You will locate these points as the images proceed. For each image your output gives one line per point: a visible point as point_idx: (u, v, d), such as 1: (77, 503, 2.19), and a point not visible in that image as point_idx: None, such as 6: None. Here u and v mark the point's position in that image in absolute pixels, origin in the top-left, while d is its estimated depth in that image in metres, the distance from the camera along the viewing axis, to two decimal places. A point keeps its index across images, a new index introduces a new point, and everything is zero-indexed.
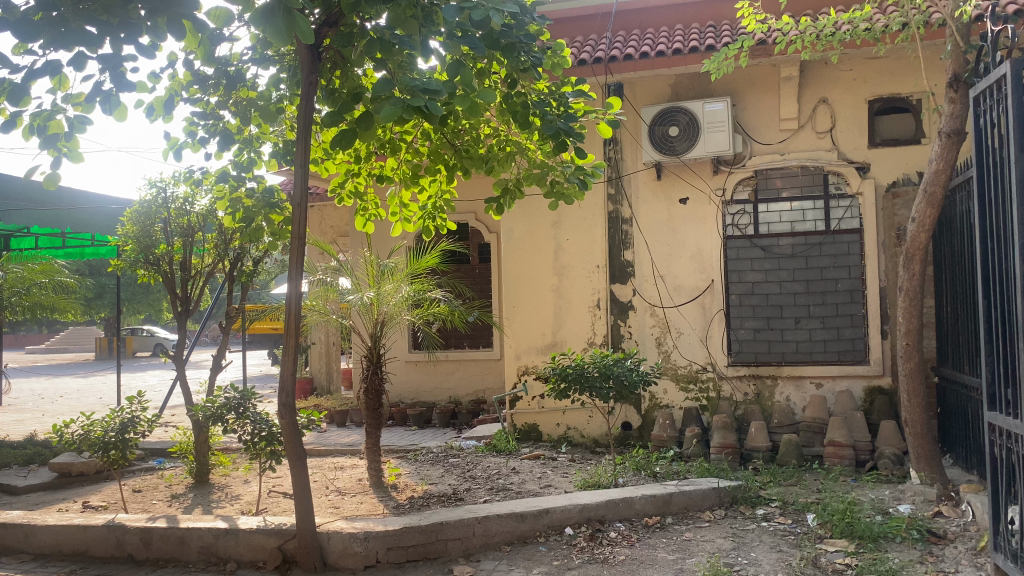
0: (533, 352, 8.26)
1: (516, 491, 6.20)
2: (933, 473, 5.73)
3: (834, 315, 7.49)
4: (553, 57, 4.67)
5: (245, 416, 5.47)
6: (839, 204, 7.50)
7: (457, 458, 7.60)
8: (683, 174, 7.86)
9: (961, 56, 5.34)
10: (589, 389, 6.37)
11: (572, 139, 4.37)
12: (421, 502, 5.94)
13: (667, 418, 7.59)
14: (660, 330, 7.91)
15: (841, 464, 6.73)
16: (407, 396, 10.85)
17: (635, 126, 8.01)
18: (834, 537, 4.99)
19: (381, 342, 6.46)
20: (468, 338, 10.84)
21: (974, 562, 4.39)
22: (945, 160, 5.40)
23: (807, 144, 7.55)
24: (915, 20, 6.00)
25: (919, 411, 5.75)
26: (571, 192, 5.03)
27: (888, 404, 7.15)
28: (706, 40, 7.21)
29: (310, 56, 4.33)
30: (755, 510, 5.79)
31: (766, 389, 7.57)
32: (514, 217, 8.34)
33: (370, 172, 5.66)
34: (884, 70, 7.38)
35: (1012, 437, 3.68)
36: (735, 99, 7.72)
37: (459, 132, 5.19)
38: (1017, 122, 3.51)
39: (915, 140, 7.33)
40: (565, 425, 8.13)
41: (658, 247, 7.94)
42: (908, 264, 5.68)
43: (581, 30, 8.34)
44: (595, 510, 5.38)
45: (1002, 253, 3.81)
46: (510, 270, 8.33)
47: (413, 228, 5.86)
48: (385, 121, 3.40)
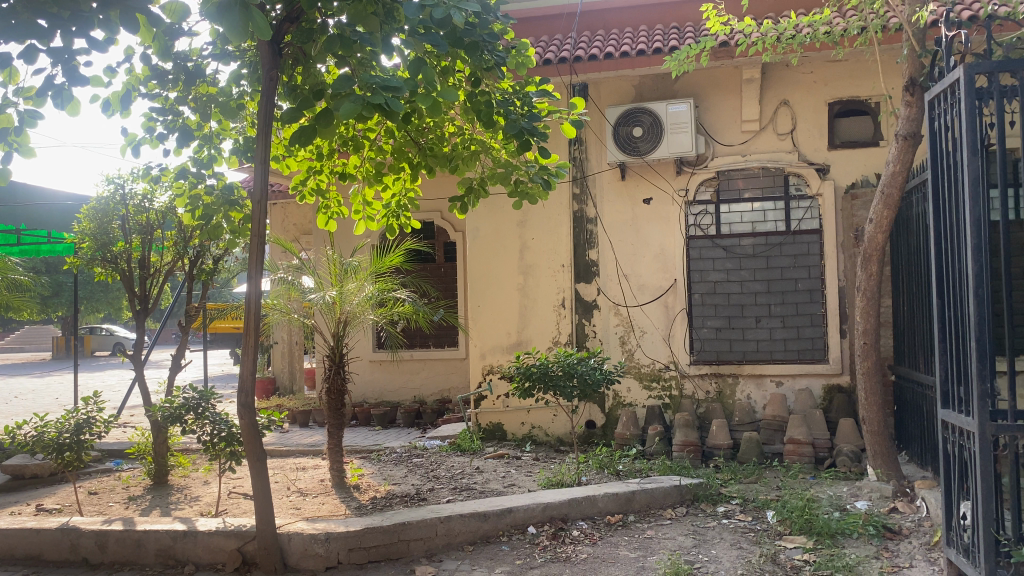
0: (498, 351, 8.25)
1: (480, 491, 6.19)
2: (889, 470, 5.84)
3: (794, 314, 7.58)
4: (517, 56, 4.66)
5: (204, 416, 5.39)
6: (800, 205, 7.60)
7: (421, 458, 7.57)
8: (646, 174, 7.91)
9: (916, 60, 5.43)
10: (553, 387, 6.39)
11: (536, 139, 4.37)
12: (384, 503, 5.91)
13: (631, 417, 7.63)
14: (624, 329, 7.97)
15: (801, 462, 6.83)
16: (371, 396, 10.77)
17: (599, 126, 8.04)
18: (793, 534, 5.06)
19: (343, 342, 6.40)
20: (433, 338, 10.81)
21: (928, 557, 4.47)
22: (902, 162, 5.50)
23: (768, 145, 7.64)
24: (873, 24, 6.10)
25: (876, 410, 5.85)
26: (535, 192, 5.02)
27: (846, 403, 7.27)
28: (669, 41, 7.26)
29: (272, 52, 4.28)
30: (716, 507, 5.85)
31: (728, 388, 7.65)
32: (478, 216, 8.33)
33: (332, 170, 5.61)
34: (843, 74, 7.50)
35: (964, 435, 3.75)
36: (698, 101, 7.79)
37: (423, 130, 5.16)
38: (970, 126, 3.59)
39: (873, 142, 7.45)
40: (529, 424, 8.14)
41: (622, 246, 7.98)
42: (866, 265, 5.77)
43: (546, 29, 8.35)
44: (558, 509, 5.40)
45: (956, 254, 3.88)
46: (475, 269, 8.31)
47: (376, 226, 5.82)
48: (345, 118, 3.37)
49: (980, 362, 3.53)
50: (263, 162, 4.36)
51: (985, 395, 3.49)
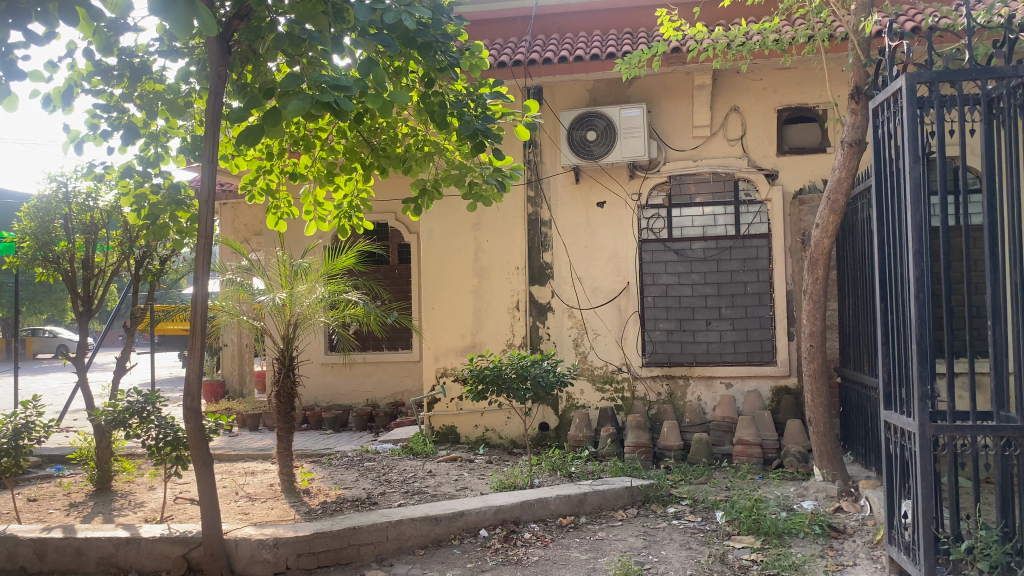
0: (452, 353, 8.22)
1: (432, 494, 6.15)
2: (834, 470, 5.96)
3: (743, 317, 7.70)
4: (470, 58, 4.64)
5: (149, 421, 5.26)
6: (749, 210, 7.72)
7: (372, 462, 7.50)
8: (600, 178, 7.96)
9: (861, 69, 5.56)
10: (506, 390, 6.38)
11: (489, 141, 4.37)
12: (334, 507, 5.84)
13: (583, 419, 7.67)
14: (577, 331, 8.01)
15: (749, 462, 6.93)
16: (323, 399, 10.64)
17: (554, 130, 8.06)
18: (741, 534, 5.13)
19: (294, 344, 6.31)
20: (387, 340, 10.74)
21: (871, 555, 4.57)
22: (847, 168, 5.61)
23: (718, 150, 7.75)
24: (820, 33, 6.22)
25: (822, 411, 5.95)
26: (489, 194, 5.01)
27: (794, 404, 7.40)
28: (622, 47, 7.31)
29: (220, 49, 4.21)
30: (667, 508, 5.90)
31: (679, 389, 7.74)
32: (432, 217, 8.29)
33: (283, 170, 5.53)
34: (791, 81, 7.63)
35: (905, 435, 3.84)
36: (651, 106, 7.87)
37: (376, 130, 5.12)
38: (912, 134, 3.67)
39: (820, 148, 7.60)
40: (482, 426, 8.12)
41: (576, 249, 8.02)
42: (813, 269, 5.88)
43: (501, 32, 8.34)
44: (510, 511, 5.40)
45: (899, 259, 3.97)
46: (429, 271, 8.27)
47: (328, 228, 5.75)
48: (293, 116, 3.33)
49: (920, 364, 3.62)
50: (210, 160, 4.28)
51: (925, 396, 3.58)
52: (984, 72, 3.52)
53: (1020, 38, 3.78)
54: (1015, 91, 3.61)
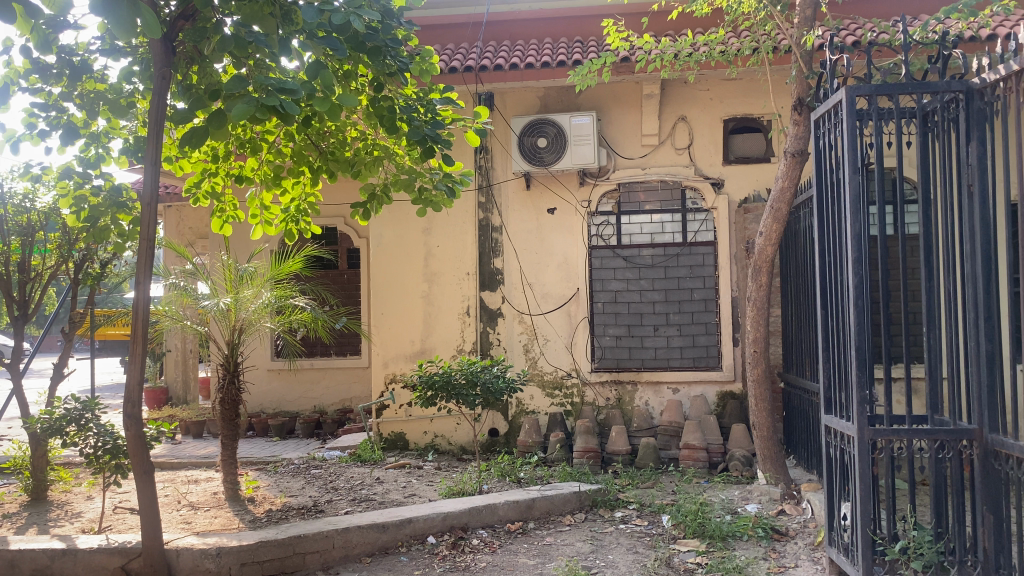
0: (401, 359, 8.16)
1: (380, 501, 6.10)
2: (777, 474, 6.05)
3: (689, 323, 7.81)
4: (420, 63, 4.62)
5: (87, 429, 5.12)
6: (695, 218, 7.84)
7: (319, 469, 7.41)
8: (550, 184, 8.01)
9: (804, 81, 5.69)
10: (456, 396, 6.36)
11: (439, 146, 4.37)
12: (279, 515, 5.75)
13: (532, 424, 7.68)
14: (527, 337, 8.04)
15: (695, 466, 7.03)
16: (269, 406, 10.48)
17: (504, 136, 8.09)
18: (687, 538, 5.21)
19: (239, 350, 6.21)
20: (335, 346, 10.65)
21: (812, 557, 4.66)
22: (790, 177, 5.74)
23: (666, 159, 7.86)
24: (765, 46, 6.35)
25: (766, 415, 6.06)
26: (439, 200, 5.01)
27: (739, 409, 7.52)
28: (572, 55, 7.36)
29: (164, 50, 4.13)
30: (614, 512, 5.95)
31: (627, 395, 7.82)
32: (382, 222, 8.22)
33: (229, 172, 5.44)
34: (737, 92, 7.77)
35: (845, 439, 3.94)
36: (601, 114, 7.95)
37: (324, 134, 5.07)
38: (851, 146, 3.76)
39: (764, 158, 7.76)
40: (432, 432, 8.09)
41: (526, 255, 8.05)
42: (756, 276, 6.00)
43: (452, 37, 8.33)
44: (458, 518, 5.38)
45: (839, 267, 4.08)
46: (378, 277, 8.20)
47: (274, 232, 5.67)
48: (238, 119, 3.28)
49: (859, 369, 3.71)
50: (154, 162, 4.19)
51: (863, 401, 3.67)
52: (919, 87, 3.62)
53: (952, 54, 3.91)
54: (949, 105, 3.72)
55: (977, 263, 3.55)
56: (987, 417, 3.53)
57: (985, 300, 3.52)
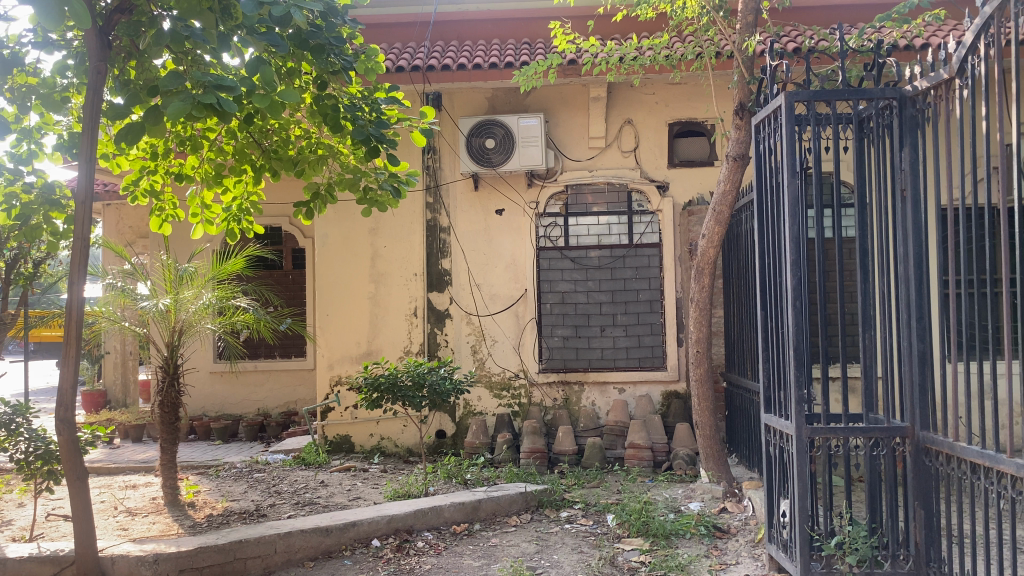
0: (347, 361, 8.06)
1: (324, 505, 6.03)
2: (719, 472, 6.15)
3: (635, 323, 7.89)
4: (365, 61, 4.56)
5: (17, 433, 4.91)
6: (641, 220, 7.93)
7: (263, 473, 7.29)
8: (498, 185, 8.01)
9: (746, 87, 5.80)
10: (401, 398, 6.32)
11: (385, 146, 4.34)
12: (221, 520, 5.64)
13: (480, 425, 7.67)
14: (475, 338, 8.02)
15: (640, 465, 7.10)
16: (211, 409, 10.28)
17: (452, 136, 8.06)
18: (630, 536, 5.26)
19: (179, 352, 6.07)
20: (279, 347, 10.48)
21: (753, 554, 4.73)
22: (732, 181, 5.84)
23: (613, 162, 7.93)
24: (708, 51, 6.45)
25: (708, 415, 6.14)
26: (384, 200, 4.97)
27: (683, 408, 7.63)
28: (519, 57, 7.37)
29: (99, 44, 4.01)
30: (560, 512, 5.97)
31: (574, 395, 7.87)
32: (327, 222, 8.12)
33: (169, 170, 5.30)
34: (682, 96, 7.87)
35: (783, 437, 4.02)
36: (549, 116, 7.98)
37: (267, 132, 4.98)
38: (789, 151, 3.84)
39: (708, 162, 7.88)
40: (378, 435, 8.02)
41: (474, 256, 8.04)
42: (699, 277, 6.08)
43: (399, 37, 8.27)
44: (403, 520, 5.35)
45: (778, 269, 4.17)
46: (323, 277, 8.09)
47: (216, 231, 5.55)
48: (174, 117, 3.21)
49: (797, 369, 3.79)
50: (89, 158, 4.06)
51: (800, 400, 3.75)
52: (855, 93, 3.71)
53: (887, 62, 4.01)
54: (883, 112, 3.82)
55: (909, 265, 3.65)
56: (918, 415, 3.63)
57: (917, 300, 3.61)
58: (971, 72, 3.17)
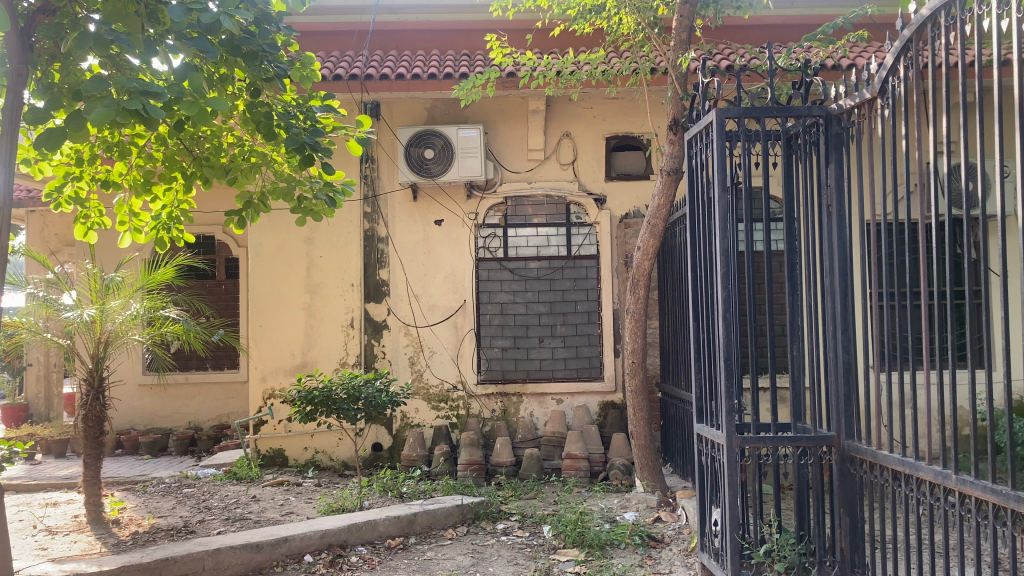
0: (280, 373, 7.90)
1: (255, 520, 5.90)
2: (654, 482, 6.22)
3: (573, 334, 7.95)
4: (300, 69, 4.49)
5: None
6: (579, 231, 7.99)
7: (192, 488, 7.09)
8: (437, 196, 7.99)
9: (679, 102, 5.91)
10: (336, 410, 6.23)
11: (319, 154, 4.28)
12: (146, 538, 5.46)
13: (417, 437, 7.61)
14: (412, 349, 7.96)
15: (577, 476, 7.13)
16: (140, 423, 9.98)
17: (390, 146, 8.01)
18: (566, 547, 5.28)
19: (104, 363, 5.88)
20: (212, 358, 10.21)
21: (686, 563, 4.79)
22: (665, 195, 5.94)
23: (551, 174, 7.99)
24: (644, 67, 6.55)
25: (643, 425, 6.21)
26: (319, 209, 4.89)
27: (620, 418, 7.72)
28: (458, 68, 7.37)
29: (21, 45, 3.86)
30: (496, 524, 5.96)
31: (512, 406, 7.87)
32: (262, 231, 7.97)
33: (95, 177, 5.12)
34: (618, 111, 7.98)
35: (715, 447, 4.08)
36: (488, 127, 8.00)
37: (198, 139, 4.85)
38: (721, 167, 3.91)
39: (644, 176, 7.99)
40: (312, 448, 7.89)
41: (412, 266, 8.00)
42: (635, 289, 6.15)
43: (337, 45, 8.19)
44: (336, 535, 5.26)
45: (710, 281, 4.23)
46: (256, 288, 7.92)
47: (143, 239, 5.39)
48: (97, 123, 3.13)
49: (727, 379, 3.86)
50: (8, 163, 3.89)
51: (731, 410, 3.82)
52: (784, 111, 3.81)
53: (814, 80, 4.12)
54: (811, 129, 3.94)
55: (835, 278, 3.75)
56: (843, 425, 3.72)
57: (842, 312, 3.71)
58: (892, 92, 3.29)
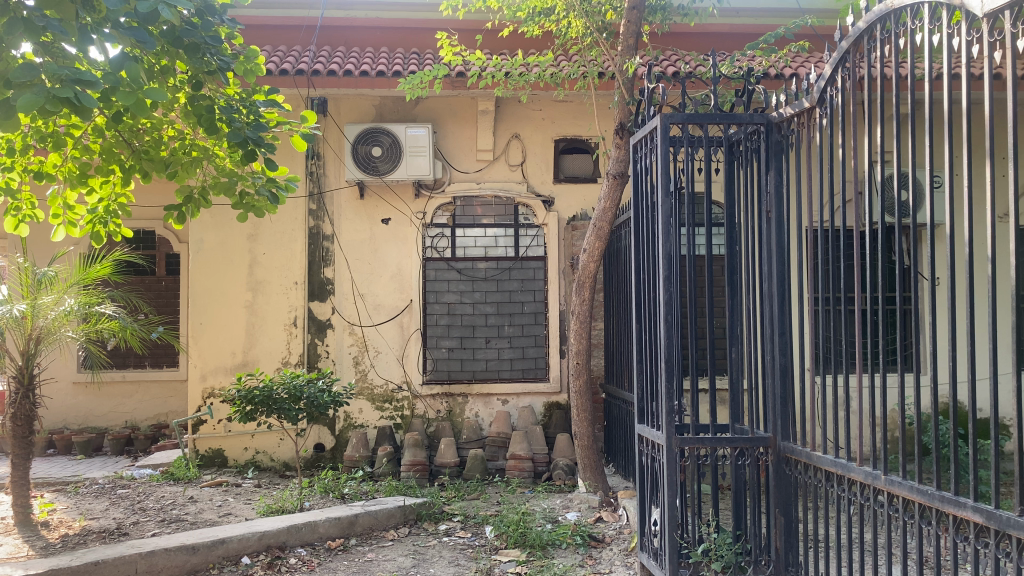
0: (220, 372, 7.75)
1: (191, 522, 5.78)
2: (596, 482, 6.27)
3: (519, 335, 7.98)
4: (244, 62, 4.41)
5: None
6: (527, 233, 8.02)
7: (127, 489, 6.91)
8: (385, 195, 7.93)
9: (625, 107, 5.97)
10: (277, 410, 6.13)
11: (262, 150, 4.22)
12: (77, 540, 5.30)
13: (360, 438, 7.54)
14: (357, 349, 7.88)
15: (520, 477, 7.16)
16: (73, 421, 9.68)
17: (337, 143, 7.92)
18: (508, 547, 5.29)
19: (35, 361, 5.71)
20: (150, 356, 9.95)
21: (626, 562, 4.84)
22: (611, 198, 5.99)
23: (500, 175, 8.00)
24: (592, 72, 6.60)
25: (587, 426, 6.25)
26: (261, 205, 4.81)
27: (564, 419, 7.77)
28: (406, 66, 7.32)
29: None
30: (438, 525, 5.94)
31: (457, 407, 7.86)
32: (204, 226, 7.81)
33: (27, 168, 4.95)
34: (567, 114, 8.02)
35: (655, 448, 4.13)
36: (436, 127, 7.97)
37: (137, 132, 4.73)
38: (665, 172, 3.96)
39: (592, 179, 8.06)
40: (253, 448, 7.76)
41: (357, 265, 7.92)
42: (580, 291, 6.19)
43: (284, 40, 8.07)
44: (275, 537, 5.18)
45: (653, 284, 4.29)
46: (197, 284, 7.76)
47: (78, 233, 5.23)
48: (25, 110, 3.03)
49: (667, 379, 3.91)
50: None
51: (671, 411, 3.87)
52: (727, 118, 3.89)
53: (756, 88, 4.19)
54: (751, 136, 4.02)
55: (772, 283, 3.82)
56: (779, 426, 3.80)
57: (779, 316, 3.79)
58: (830, 102, 3.37)
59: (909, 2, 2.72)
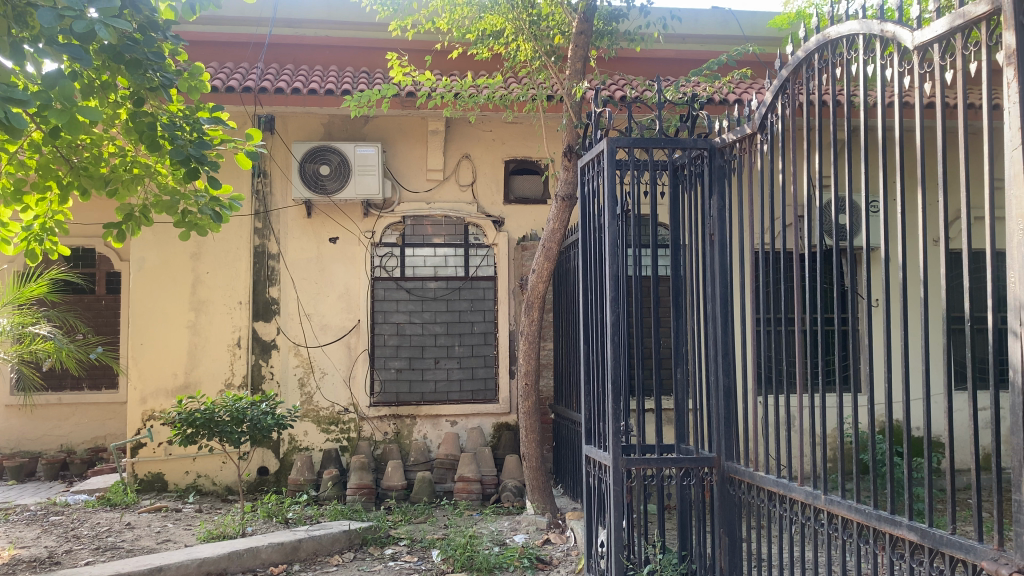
0: (161, 394, 7.56)
1: (127, 549, 5.60)
2: (544, 504, 6.26)
3: (469, 356, 7.96)
4: (188, 79, 4.32)
5: None
6: (477, 253, 8.02)
7: (60, 516, 6.66)
8: (332, 214, 7.86)
9: (573, 130, 6.03)
10: (219, 433, 5.99)
11: (205, 167, 4.13)
12: (5, 570, 5.09)
13: (306, 461, 7.41)
14: (303, 370, 7.76)
15: (469, 499, 7.11)
16: (4, 446, 9.32)
17: (284, 161, 7.84)
18: (454, 571, 5.23)
19: None
20: (88, 377, 9.60)
21: None
22: (560, 220, 6.02)
23: (449, 195, 7.99)
24: (540, 95, 6.65)
25: (535, 447, 6.22)
26: (205, 224, 4.72)
27: (513, 439, 7.75)
28: (355, 85, 7.29)
29: None
30: (384, 549, 5.85)
31: (405, 428, 7.78)
32: (146, 244, 7.64)
33: None
34: (516, 135, 8.07)
35: (602, 469, 4.13)
36: (386, 146, 7.94)
37: (76, 148, 4.60)
38: (611, 194, 4.00)
39: (541, 200, 8.11)
40: (194, 472, 7.57)
41: (304, 285, 7.82)
42: (529, 311, 6.19)
43: (230, 57, 7.98)
44: (214, 563, 5.05)
45: (599, 304, 4.32)
46: (138, 304, 7.57)
47: (12, 251, 5.06)
48: None
49: (614, 400, 3.93)
50: None
51: (617, 430, 3.88)
52: (671, 142, 3.95)
53: (700, 113, 4.26)
54: (695, 160, 4.08)
55: (716, 304, 3.88)
56: (723, 446, 3.84)
57: (723, 336, 3.84)
58: (770, 128, 3.45)
59: (845, 33, 2.80)
